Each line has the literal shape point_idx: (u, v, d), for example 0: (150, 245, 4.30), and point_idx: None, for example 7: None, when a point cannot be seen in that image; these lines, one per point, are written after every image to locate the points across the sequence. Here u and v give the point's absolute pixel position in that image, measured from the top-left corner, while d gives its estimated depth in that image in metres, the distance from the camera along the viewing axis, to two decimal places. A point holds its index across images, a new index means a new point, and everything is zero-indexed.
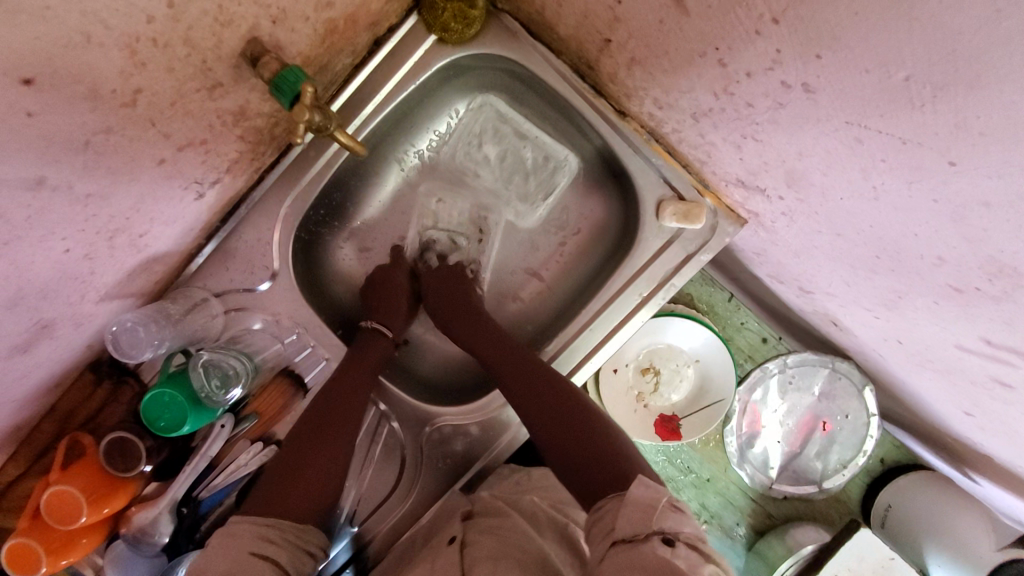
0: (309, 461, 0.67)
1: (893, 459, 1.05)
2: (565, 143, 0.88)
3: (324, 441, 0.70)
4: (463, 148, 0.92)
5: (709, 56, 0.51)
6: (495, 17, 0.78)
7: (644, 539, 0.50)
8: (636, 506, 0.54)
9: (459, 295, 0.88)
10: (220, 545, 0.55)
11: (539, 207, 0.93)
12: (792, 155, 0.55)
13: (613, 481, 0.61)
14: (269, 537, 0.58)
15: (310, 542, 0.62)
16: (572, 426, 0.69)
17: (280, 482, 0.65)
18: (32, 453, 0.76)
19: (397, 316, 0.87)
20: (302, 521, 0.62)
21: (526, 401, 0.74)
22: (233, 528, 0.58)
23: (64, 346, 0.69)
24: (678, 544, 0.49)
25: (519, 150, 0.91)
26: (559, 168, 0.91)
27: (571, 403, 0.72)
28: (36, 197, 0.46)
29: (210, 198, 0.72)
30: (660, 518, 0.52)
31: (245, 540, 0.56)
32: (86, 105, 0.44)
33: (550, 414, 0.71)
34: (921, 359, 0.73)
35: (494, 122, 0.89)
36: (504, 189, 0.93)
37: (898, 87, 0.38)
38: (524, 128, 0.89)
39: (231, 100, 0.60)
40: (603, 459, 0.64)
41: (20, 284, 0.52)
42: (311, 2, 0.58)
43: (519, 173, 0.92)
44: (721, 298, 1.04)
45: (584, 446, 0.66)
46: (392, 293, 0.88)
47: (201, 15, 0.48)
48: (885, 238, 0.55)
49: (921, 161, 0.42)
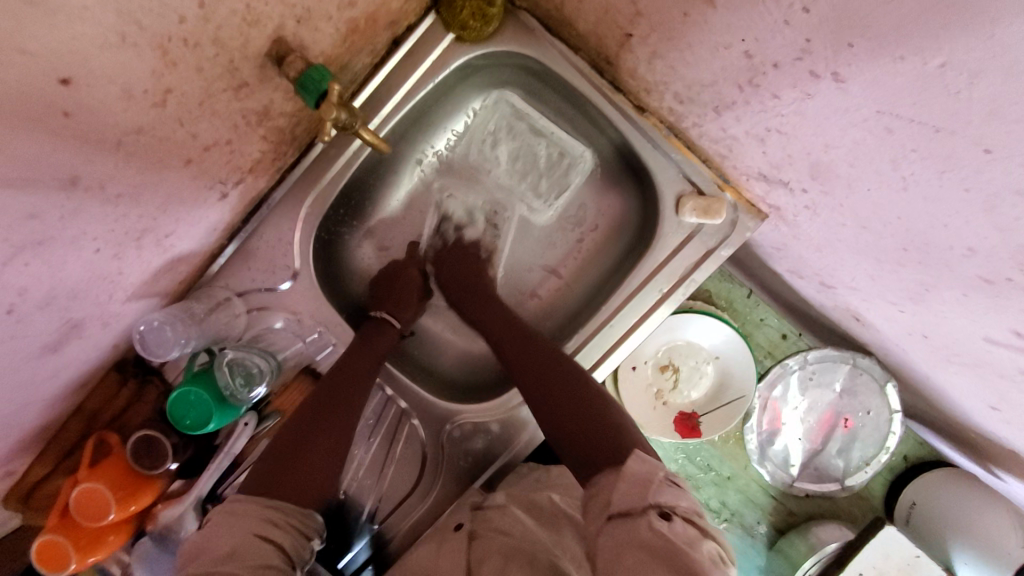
0: (312, 443, 0.67)
1: (916, 456, 1.04)
2: (581, 136, 0.88)
3: (326, 422, 0.70)
4: (478, 144, 0.92)
5: (734, 47, 0.51)
6: (512, 15, 0.78)
7: (639, 513, 0.51)
8: (634, 482, 0.54)
9: (466, 280, 0.88)
10: (225, 523, 0.56)
11: (554, 204, 0.93)
12: (819, 147, 0.55)
13: (610, 457, 0.61)
14: (272, 518, 0.58)
15: (311, 526, 0.62)
16: (571, 405, 0.69)
17: (283, 463, 0.65)
18: (58, 452, 0.77)
19: (407, 306, 0.87)
20: (303, 505, 0.63)
21: (526, 379, 0.74)
22: (234, 507, 0.58)
23: (92, 345, 0.70)
24: (674, 519, 0.50)
25: (535, 146, 0.90)
26: (575, 164, 0.90)
27: (574, 383, 0.71)
28: (70, 198, 0.47)
29: (233, 199, 0.73)
30: (656, 492, 0.53)
31: (248, 520, 0.57)
32: (119, 105, 0.45)
33: (550, 390, 0.71)
34: (946, 353, 0.72)
35: (509, 119, 0.89)
36: (519, 186, 0.93)
37: (933, 74, 0.38)
38: (539, 124, 0.88)
39: (255, 100, 0.60)
40: (601, 433, 0.64)
41: (52, 283, 0.53)
42: (335, 1, 0.59)
43: (534, 170, 0.91)
44: (740, 294, 1.04)
45: (584, 426, 0.65)
46: (407, 289, 0.88)
47: (229, 16, 0.48)
48: (914, 229, 0.54)
49: (955, 149, 0.42)
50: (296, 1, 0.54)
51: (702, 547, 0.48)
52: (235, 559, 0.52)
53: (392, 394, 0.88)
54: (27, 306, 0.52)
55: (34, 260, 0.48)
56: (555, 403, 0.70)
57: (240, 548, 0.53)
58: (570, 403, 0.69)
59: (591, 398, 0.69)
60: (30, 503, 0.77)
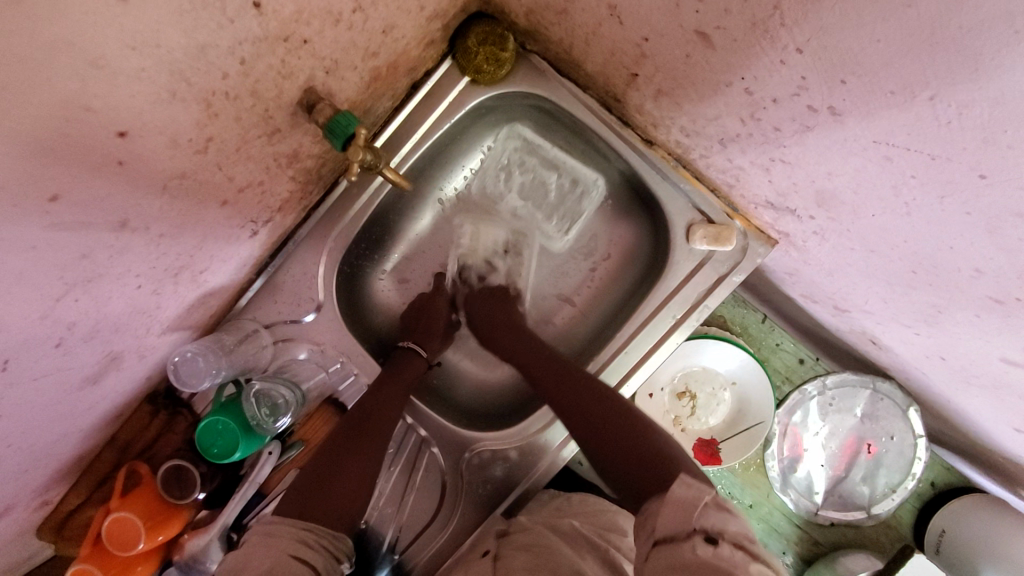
0: (346, 468, 0.69)
1: (944, 482, 1.02)
2: (592, 166, 0.91)
3: (359, 449, 0.72)
4: (492, 180, 0.96)
5: (735, 85, 0.54)
6: (524, 58, 0.82)
7: (684, 538, 0.51)
8: (677, 506, 0.54)
9: (502, 316, 0.91)
10: (262, 543, 0.57)
11: (568, 233, 0.97)
12: (822, 175, 0.57)
13: (652, 478, 0.60)
14: (306, 539, 0.60)
15: (342, 550, 0.62)
16: (616, 436, 0.68)
17: (317, 486, 0.66)
18: (91, 482, 0.80)
19: (433, 337, 0.90)
20: (335, 529, 0.63)
21: (570, 410, 0.74)
22: (271, 528, 0.60)
23: (129, 377, 0.73)
24: (720, 542, 0.49)
25: (548, 178, 0.95)
26: (588, 191, 0.94)
27: (610, 405, 0.72)
28: (118, 237, 0.50)
29: (263, 236, 0.77)
30: (701, 515, 0.52)
31: (284, 540, 0.58)
32: (167, 153, 0.49)
33: (591, 422, 0.71)
34: (966, 375, 0.72)
35: (520, 153, 0.94)
36: (536, 215, 0.97)
37: (923, 106, 0.40)
38: (550, 155, 0.93)
39: (286, 144, 0.65)
40: (640, 455, 0.64)
41: (97, 318, 0.57)
42: (360, 53, 0.63)
43: (547, 201, 0.96)
44: (754, 319, 1.04)
45: (628, 454, 0.64)
46: (431, 317, 0.92)
47: (266, 70, 0.52)
48: (920, 252, 0.55)
49: (951, 175, 0.43)
50: (326, 54, 0.58)
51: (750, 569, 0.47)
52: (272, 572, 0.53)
53: (413, 423, 0.90)
54: (74, 339, 0.56)
55: (83, 296, 0.52)
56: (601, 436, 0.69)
57: (278, 564, 0.54)
58: (612, 433, 0.68)
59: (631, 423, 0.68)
60: (64, 531, 0.80)
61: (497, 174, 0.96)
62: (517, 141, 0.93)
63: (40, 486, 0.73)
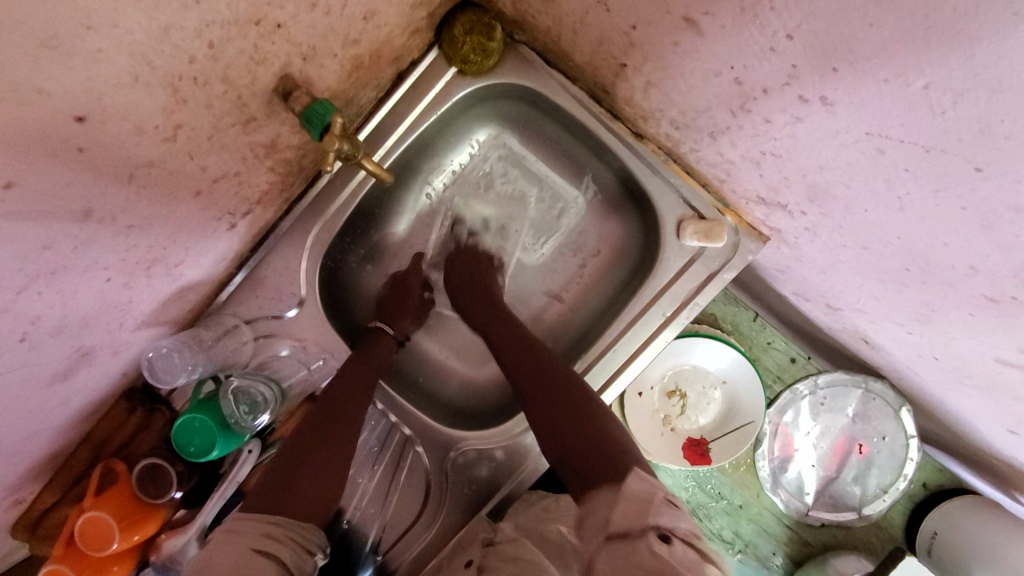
0: (312, 453, 0.68)
1: (935, 483, 1.02)
2: (575, 183, 0.93)
3: (323, 435, 0.70)
4: (471, 188, 0.95)
5: (724, 74, 0.52)
6: (512, 48, 0.80)
7: (638, 535, 0.49)
8: (633, 502, 0.53)
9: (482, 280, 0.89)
10: (224, 540, 0.56)
11: (543, 248, 0.96)
12: (814, 169, 0.55)
13: (605, 472, 0.60)
14: (271, 533, 0.58)
15: (311, 540, 0.61)
16: (575, 426, 0.66)
17: (285, 474, 0.65)
18: (66, 480, 0.78)
19: (405, 316, 0.89)
20: (303, 517, 0.62)
21: (534, 385, 0.73)
22: (233, 524, 0.58)
23: (103, 374, 0.71)
24: (674, 541, 0.48)
25: (527, 191, 0.95)
26: (567, 209, 0.94)
27: (575, 387, 0.71)
28: (83, 228, 0.48)
29: (242, 229, 0.75)
30: (654, 513, 0.51)
31: (245, 536, 0.56)
32: (132, 140, 0.47)
33: (555, 401, 0.70)
34: (959, 375, 0.70)
35: (504, 163, 0.94)
36: (512, 224, 0.96)
37: (917, 95, 0.39)
38: (535, 168, 0.94)
39: (264, 134, 0.63)
40: (595, 442, 0.64)
41: (63, 313, 0.55)
42: (340, 39, 0.61)
43: (524, 215, 0.95)
44: (746, 317, 1.03)
45: (585, 445, 0.64)
46: (404, 294, 0.91)
47: (238, 54, 0.50)
48: (913, 250, 0.54)
49: (946, 168, 0.42)
50: (303, 40, 0.56)
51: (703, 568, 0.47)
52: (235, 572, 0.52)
53: (396, 421, 0.88)
54: (39, 334, 0.54)
55: (46, 289, 0.50)
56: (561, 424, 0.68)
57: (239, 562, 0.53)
58: (572, 417, 0.67)
59: (591, 410, 0.68)
60: (37, 530, 0.78)
61: (476, 184, 0.95)
62: (502, 150, 0.93)
63: (10, 484, 0.71)
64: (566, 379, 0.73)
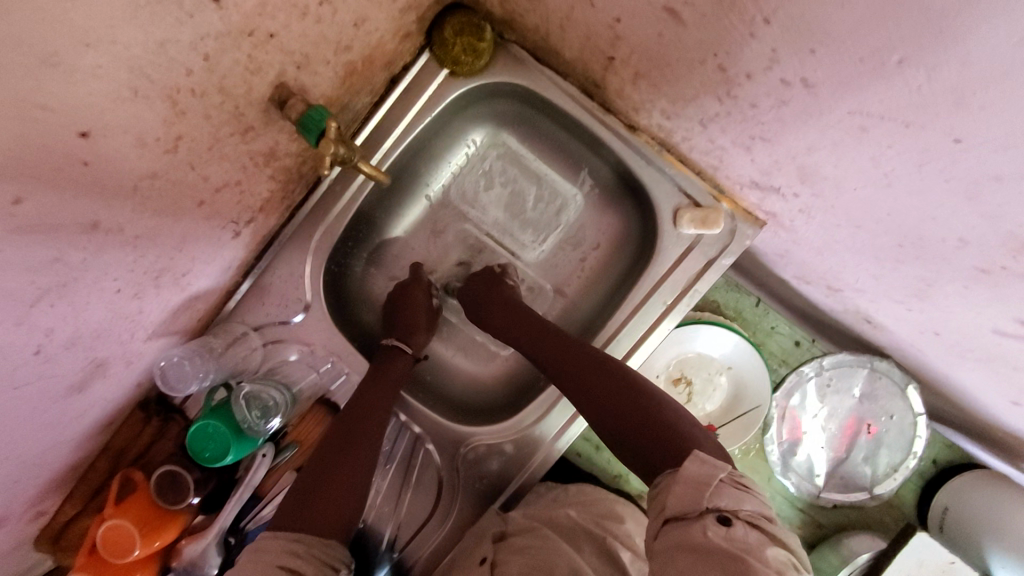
0: (334, 475, 0.69)
1: (946, 459, 1.01)
2: (573, 180, 0.94)
3: (341, 458, 0.71)
4: (471, 183, 0.96)
5: (709, 62, 0.53)
6: (502, 47, 0.82)
7: (695, 517, 0.49)
8: (690, 485, 0.51)
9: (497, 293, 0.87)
10: (251, 559, 0.58)
11: (542, 243, 0.96)
12: (802, 150, 0.56)
13: (669, 455, 0.57)
14: (295, 549, 0.59)
15: (335, 557, 0.62)
16: (626, 413, 0.64)
17: (303, 501, 0.66)
18: (87, 491, 0.80)
19: (418, 330, 0.88)
20: (325, 535, 0.63)
21: (574, 382, 0.72)
22: (261, 544, 0.60)
23: (117, 384, 0.73)
24: (735, 523, 0.48)
25: (525, 189, 0.95)
26: (566, 205, 0.95)
27: (615, 376, 0.69)
28: (91, 240, 0.50)
29: (246, 237, 0.77)
30: (712, 495, 0.50)
31: (270, 556, 0.58)
32: (134, 153, 0.48)
33: (598, 396, 0.68)
34: (960, 350, 0.71)
35: (503, 162, 0.95)
36: (511, 223, 0.96)
37: (892, 71, 0.39)
38: (533, 166, 0.94)
39: (261, 143, 0.64)
40: (647, 428, 0.61)
41: (76, 324, 0.56)
42: (331, 47, 0.63)
43: (524, 213, 0.96)
44: (748, 303, 1.03)
45: (642, 431, 0.62)
46: (414, 309, 0.90)
47: (232, 66, 0.52)
48: (906, 225, 0.54)
49: (926, 142, 0.43)
50: (295, 49, 0.58)
51: (763, 548, 0.47)
52: None
53: (406, 420, 0.89)
54: (54, 346, 0.55)
55: (58, 302, 0.51)
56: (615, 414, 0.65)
57: None
58: (619, 405, 0.66)
59: (639, 392, 0.66)
60: (61, 541, 0.80)
61: (477, 178, 0.96)
62: (501, 149, 0.94)
63: (33, 496, 0.72)
64: (601, 369, 0.71)
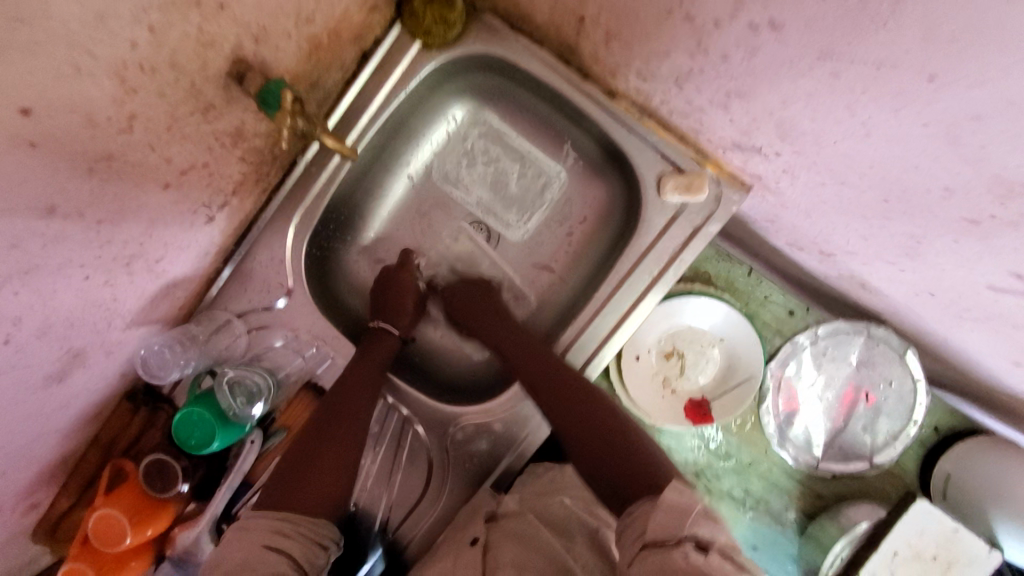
0: (323, 455, 0.69)
1: (948, 426, 1.00)
2: (556, 158, 0.92)
3: (330, 436, 0.71)
4: (453, 164, 0.94)
5: (676, 14, 0.51)
6: (475, 17, 0.80)
7: (673, 544, 0.49)
8: (670, 511, 0.52)
9: (481, 301, 0.90)
10: (235, 538, 0.57)
11: (527, 223, 0.94)
12: (778, 104, 0.54)
13: (643, 487, 0.60)
14: (284, 530, 0.59)
15: (323, 535, 0.62)
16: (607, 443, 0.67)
17: (293, 476, 0.66)
18: (79, 483, 0.80)
19: (404, 314, 0.87)
20: (314, 513, 0.63)
21: (554, 404, 0.74)
22: (246, 522, 0.60)
23: (100, 375, 0.73)
24: (711, 552, 0.48)
25: (509, 167, 0.94)
26: (550, 183, 0.93)
27: (602, 414, 0.71)
28: (49, 226, 0.49)
29: (221, 221, 0.76)
30: (693, 523, 0.50)
31: (258, 532, 0.58)
32: (86, 134, 0.47)
33: (590, 431, 0.70)
34: (957, 310, 0.69)
35: (485, 140, 0.93)
36: (496, 203, 0.95)
37: (858, 5, 0.37)
38: (516, 144, 0.93)
39: (226, 122, 0.63)
40: (633, 465, 0.64)
41: (45, 313, 0.56)
42: (292, 19, 0.61)
43: (508, 193, 0.94)
44: (741, 273, 1.01)
45: (619, 462, 0.65)
46: (398, 294, 0.89)
47: (183, 39, 0.50)
48: (889, 177, 0.52)
49: (900, 83, 0.40)
50: (250, 21, 0.56)
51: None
52: (245, 567, 0.53)
53: (393, 402, 0.88)
54: (24, 336, 0.55)
55: (23, 289, 0.51)
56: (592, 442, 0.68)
57: (250, 558, 0.54)
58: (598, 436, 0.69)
59: (621, 437, 0.68)
60: (58, 533, 0.81)
61: (460, 158, 0.94)
62: (482, 127, 0.92)
63: (24, 489, 0.73)
64: (587, 402, 0.73)
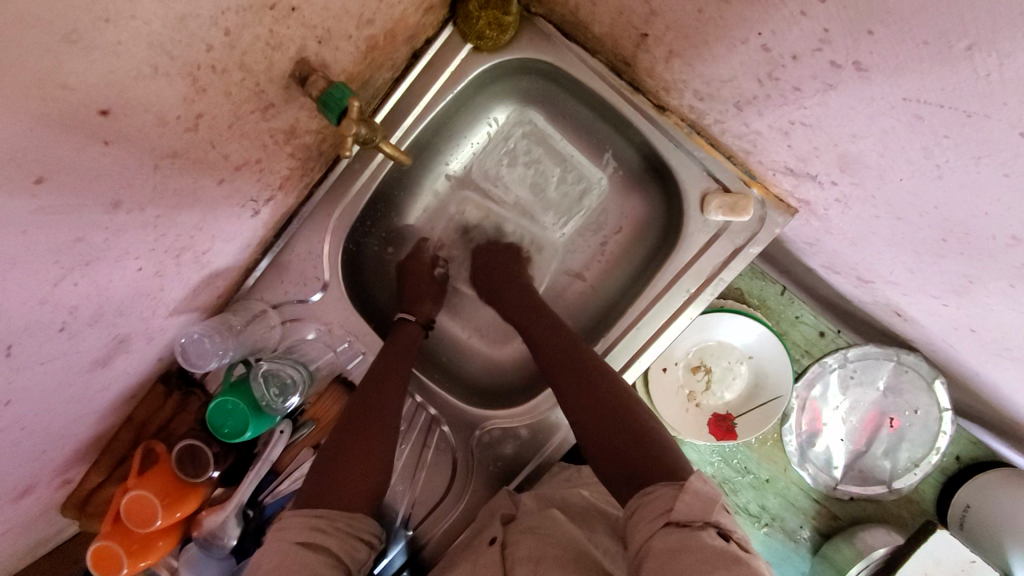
0: (352, 450, 0.68)
1: (970, 456, 0.99)
2: (597, 163, 0.92)
3: (366, 427, 0.71)
4: (493, 163, 0.95)
5: (751, 42, 0.51)
6: (528, 21, 0.79)
7: (699, 527, 0.48)
8: (695, 494, 0.50)
9: (504, 276, 0.91)
10: (274, 539, 0.58)
11: (565, 225, 0.96)
12: (846, 138, 0.53)
13: (660, 470, 0.56)
14: (319, 525, 0.59)
15: (363, 529, 0.62)
16: (615, 425, 0.63)
17: (327, 473, 0.66)
18: (112, 460, 0.81)
19: (423, 301, 0.90)
20: (351, 508, 0.63)
21: (565, 386, 0.71)
22: (284, 522, 0.60)
23: (140, 359, 0.74)
24: (732, 540, 0.47)
25: (550, 171, 0.94)
26: (589, 189, 0.94)
27: (618, 395, 0.66)
28: (113, 219, 0.49)
29: (266, 214, 0.76)
30: (718, 511, 0.49)
31: (292, 532, 0.58)
32: (155, 131, 0.47)
33: (599, 408, 0.66)
34: (998, 347, 0.68)
35: (527, 142, 0.93)
36: (534, 205, 0.96)
37: (959, 57, 0.37)
38: (559, 147, 0.93)
39: (282, 120, 0.63)
40: (647, 450, 0.58)
41: (99, 301, 0.56)
42: (353, 20, 0.61)
43: (546, 196, 0.95)
44: (773, 291, 1.01)
45: (627, 443, 0.60)
46: (418, 280, 0.93)
47: (254, 40, 0.50)
48: (953, 219, 0.51)
49: (989, 134, 0.40)
50: (317, 23, 0.56)
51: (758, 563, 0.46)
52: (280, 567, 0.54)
53: (421, 401, 0.89)
54: (78, 323, 0.55)
55: (82, 279, 0.51)
56: (599, 420, 0.65)
57: (284, 560, 0.55)
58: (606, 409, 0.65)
59: (637, 421, 0.63)
60: (87, 507, 0.82)
61: (499, 158, 0.94)
62: (525, 129, 0.92)
63: (60, 465, 0.74)
64: (601, 386, 0.68)
